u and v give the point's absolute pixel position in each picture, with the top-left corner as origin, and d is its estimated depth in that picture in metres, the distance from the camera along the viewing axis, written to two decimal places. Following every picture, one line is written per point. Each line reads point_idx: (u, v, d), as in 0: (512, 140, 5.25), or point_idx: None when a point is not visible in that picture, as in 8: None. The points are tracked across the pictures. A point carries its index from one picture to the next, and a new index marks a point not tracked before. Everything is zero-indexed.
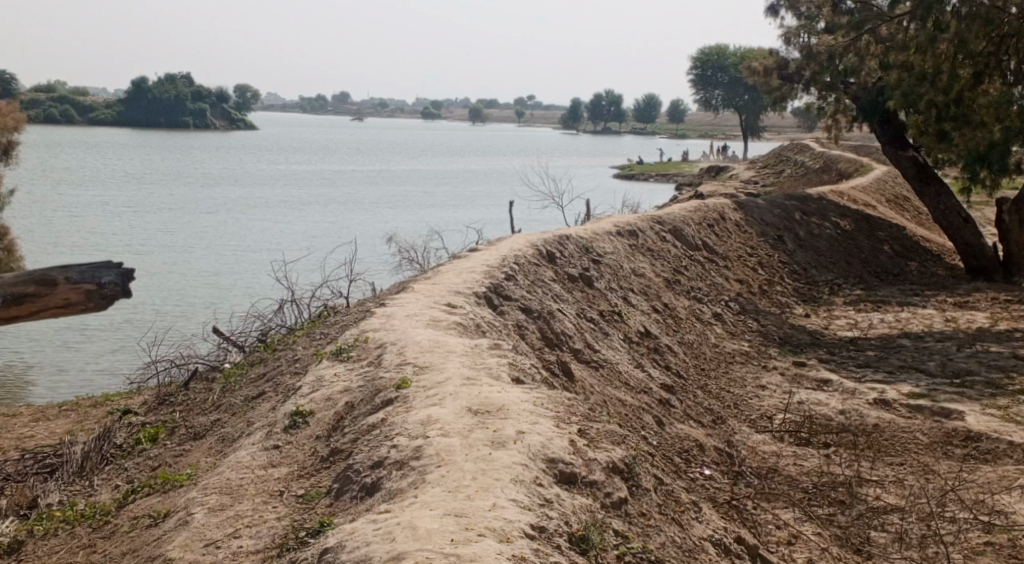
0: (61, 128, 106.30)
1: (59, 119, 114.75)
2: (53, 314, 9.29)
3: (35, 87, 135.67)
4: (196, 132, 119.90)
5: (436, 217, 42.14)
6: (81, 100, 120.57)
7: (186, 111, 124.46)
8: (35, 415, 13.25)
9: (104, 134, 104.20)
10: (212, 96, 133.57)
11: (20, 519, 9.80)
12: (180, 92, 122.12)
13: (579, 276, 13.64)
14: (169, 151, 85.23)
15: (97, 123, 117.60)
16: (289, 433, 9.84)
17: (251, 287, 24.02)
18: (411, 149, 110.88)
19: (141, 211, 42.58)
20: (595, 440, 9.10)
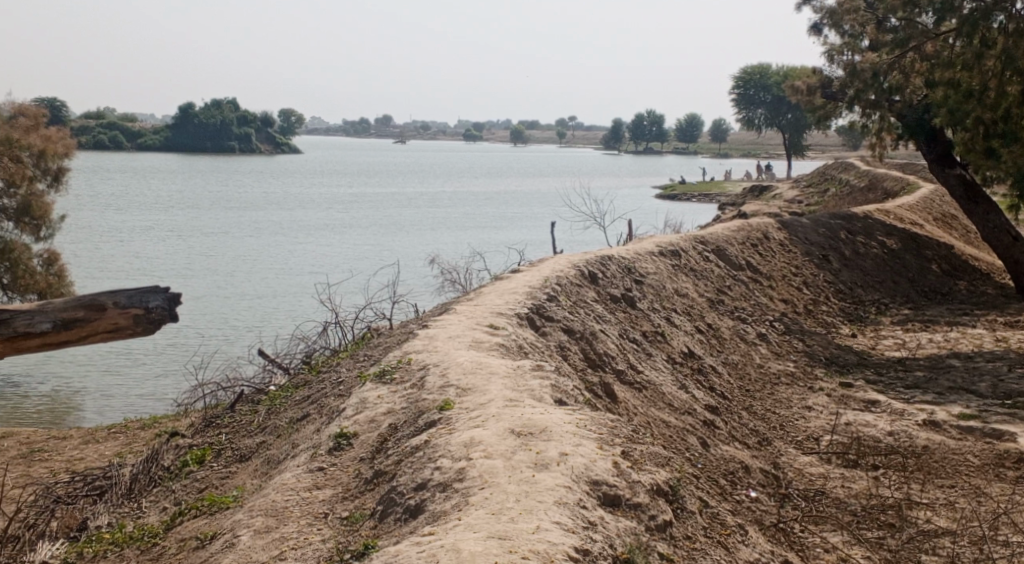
0: (112, 154, 108.58)
1: (109, 144, 117.15)
2: (101, 340, 9.29)
3: (87, 114, 138.81)
4: (242, 155, 121.64)
5: (479, 238, 42.24)
6: (131, 126, 122.92)
7: (233, 135, 126.28)
8: (85, 438, 13.45)
9: (152, 159, 106.03)
10: (259, 120, 135.54)
11: (69, 542, 9.93)
12: (226, 117, 123.94)
13: (621, 296, 13.61)
14: (215, 175, 86.53)
15: (146, 148, 119.74)
16: (333, 455, 9.89)
17: (295, 310, 24.21)
18: (454, 171, 111.40)
19: (186, 235, 43.19)
20: (639, 462, 9.04)
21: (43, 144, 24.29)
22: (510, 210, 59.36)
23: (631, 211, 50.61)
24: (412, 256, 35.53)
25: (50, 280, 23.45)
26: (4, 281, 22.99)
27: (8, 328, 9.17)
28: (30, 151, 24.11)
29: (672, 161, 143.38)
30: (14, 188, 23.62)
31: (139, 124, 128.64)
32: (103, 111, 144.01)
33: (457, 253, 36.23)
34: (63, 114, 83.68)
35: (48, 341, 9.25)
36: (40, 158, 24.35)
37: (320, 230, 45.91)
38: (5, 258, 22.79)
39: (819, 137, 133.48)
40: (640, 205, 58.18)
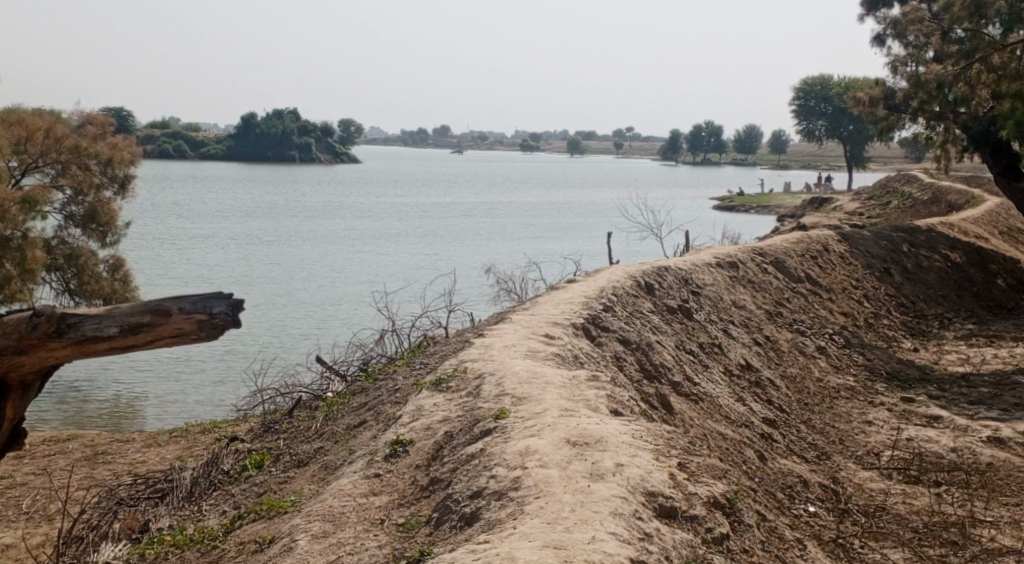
0: (176, 164, 111.06)
1: (174, 154, 119.75)
2: (165, 345, 8.64)
3: (152, 124, 141.99)
4: (298, 165, 123.29)
5: (533, 249, 42.22)
6: (192, 136, 125.36)
7: (294, 146, 128.21)
8: (148, 441, 13.69)
9: (214, 168, 108.01)
10: (317, 131, 137.38)
11: (132, 543, 10.11)
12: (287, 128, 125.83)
13: (678, 307, 13.56)
14: (276, 185, 87.87)
15: (209, 158, 122.09)
16: (389, 461, 9.97)
17: (352, 318, 24.44)
18: (509, 181, 111.87)
19: (246, 243, 43.87)
20: (695, 474, 8.99)
21: (110, 152, 24.71)
22: (565, 221, 59.25)
23: (687, 223, 50.18)
24: (467, 266, 35.63)
25: (116, 286, 23.89)
26: (72, 287, 23.51)
27: (76, 332, 8.73)
28: (96, 159, 24.59)
29: (726, 174, 142.09)
30: (82, 195, 24.30)
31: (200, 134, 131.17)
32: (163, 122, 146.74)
33: (511, 264, 36.25)
34: (128, 124, 85.39)
35: (117, 343, 8.69)
36: (106, 166, 24.81)
37: (376, 240, 46.24)
38: (72, 264, 23.28)
39: (882, 151, 131.08)
40: (696, 217, 57.74)
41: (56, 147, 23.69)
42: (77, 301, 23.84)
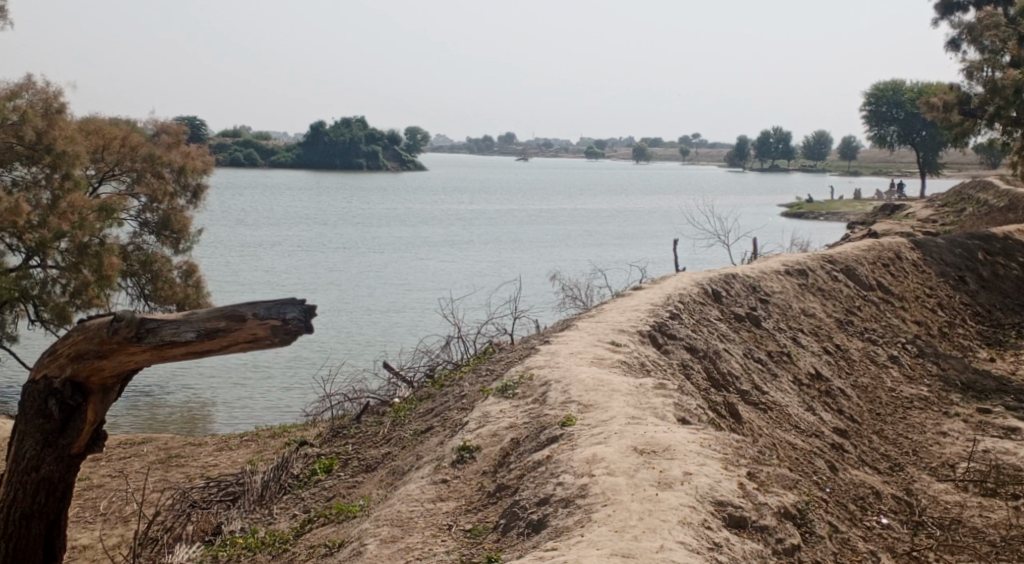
0: (243, 172, 113.20)
1: (241, 162, 122.10)
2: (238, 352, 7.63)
3: (220, 132, 144.92)
4: (359, 172, 124.65)
5: (597, 257, 42.12)
6: (258, 144, 127.59)
7: (360, 153, 129.82)
8: (219, 445, 13.92)
9: (280, 176, 109.79)
10: (382, 138, 138.99)
11: (205, 545, 10.27)
12: (354, 136, 127.44)
13: (746, 315, 13.48)
14: (341, 193, 88.99)
15: (276, 166, 124.21)
16: (456, 467, 10.04)
17: (417, 325, 24.60)
18: (572, 188, 111.88)
19: (312, 250, 44.44)
20: (765, 484, 8.88)
21: (183, 161, 25.18)
22: (628, 229, 59.02)
23: (753, 231, 49.66)
24: (530, 274, 35.65)
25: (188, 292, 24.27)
26: (146, 292, 23.94)
27: (154, 336, 7.76)
28: (170, 167, 25.07)
29: (791, 180, 140.18)
30: (156, 203, 24.79)
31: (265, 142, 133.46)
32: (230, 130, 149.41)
33: (575, 271, 36.19)
34: (199, 132, 87.20)
35: (194, 350, 7.72)
36: (179, 174, 25.29)
37: (440, 247, 46.54)
38: (147, 270, 23.81)
39: (954, 157, 128.56)
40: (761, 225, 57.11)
41: (131, 156, 24.23)
42: (151, 306, 24.27)
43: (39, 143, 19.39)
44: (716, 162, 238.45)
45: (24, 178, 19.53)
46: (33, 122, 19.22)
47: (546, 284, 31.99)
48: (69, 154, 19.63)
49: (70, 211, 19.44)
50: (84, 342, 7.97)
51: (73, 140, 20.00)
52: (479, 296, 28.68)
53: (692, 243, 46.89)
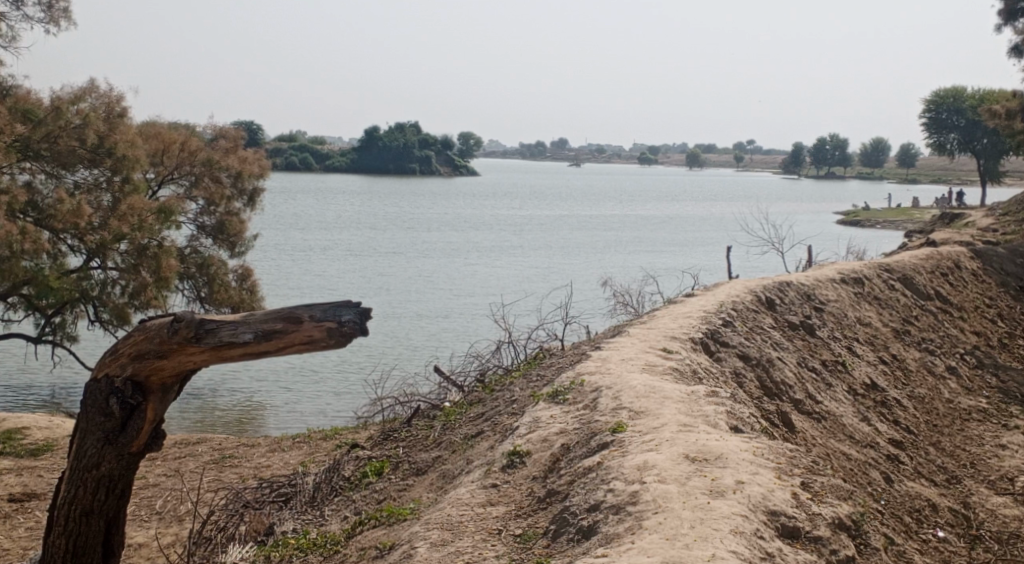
0: (297, 176, 114.71)
1: (297, 166, 123.77)
2: (296, 355, 7.59)
3: (277, 136, 147.15)
4: (411, 177, 125.59)
5: (649, 263, 41.99)
6: (312, 148, 129.24)
7: (412, 157, 130.85)
8: (272, 446, 14.08)
9: (334, 180, 111.08)
10: (434, 144, 140.06)
11: (258, 545, 10.35)
12: (407, 140, 128.46)
13: (800, 323, 13.36)
14: (394, 197, 89.72)
15: (332, 170, 125.64)
16: (506, 472, 10.06)
17: (467, 330, 24.68)
18: (624, 194, 111.66)
19: (367, 254, 44.85)
20: (819, 494, 8.76)
21: (240, 166, 25.45)
22: (681, 235, 58.69)
23: (808, 239, 49.17)
24: (581, 280, 35.62)
25: (244, 295, 24.55)
26: (203, 293, 24.19)
27: (212, 338, 7.77)
28: (227, 172, 25.35)
29: (848, 187, 138.43)
30: (213, 206, 25.14)
31: (319, 147, 135.10)
32: (296, 136, 152.05)
33: (627, 279, 36.08)
34: (257, 138, 88.48)
35: (251, 352, 7.69)
36: (236, 179, 25.52)
37: (492, 252, 46.64)
38: (204, 272, 24.02)
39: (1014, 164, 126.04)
40: (817, 232, 56.47)
41: (190, 160, 24.84)
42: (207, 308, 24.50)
43: (100, 146, 19.75)
44: (768, 169, 236.17)
45: (86, 180, 19.89)
46: (95, 125, 19.58)
47: (598, 290, 31.95)
48: (129, 158, 20.04)
49: (130, 213, 19.68)
50: (144, 343, 8.03)
51: (134, 144, 20.38)
52: (530, 302, 28.72)
53: (746, 250, 46.52)
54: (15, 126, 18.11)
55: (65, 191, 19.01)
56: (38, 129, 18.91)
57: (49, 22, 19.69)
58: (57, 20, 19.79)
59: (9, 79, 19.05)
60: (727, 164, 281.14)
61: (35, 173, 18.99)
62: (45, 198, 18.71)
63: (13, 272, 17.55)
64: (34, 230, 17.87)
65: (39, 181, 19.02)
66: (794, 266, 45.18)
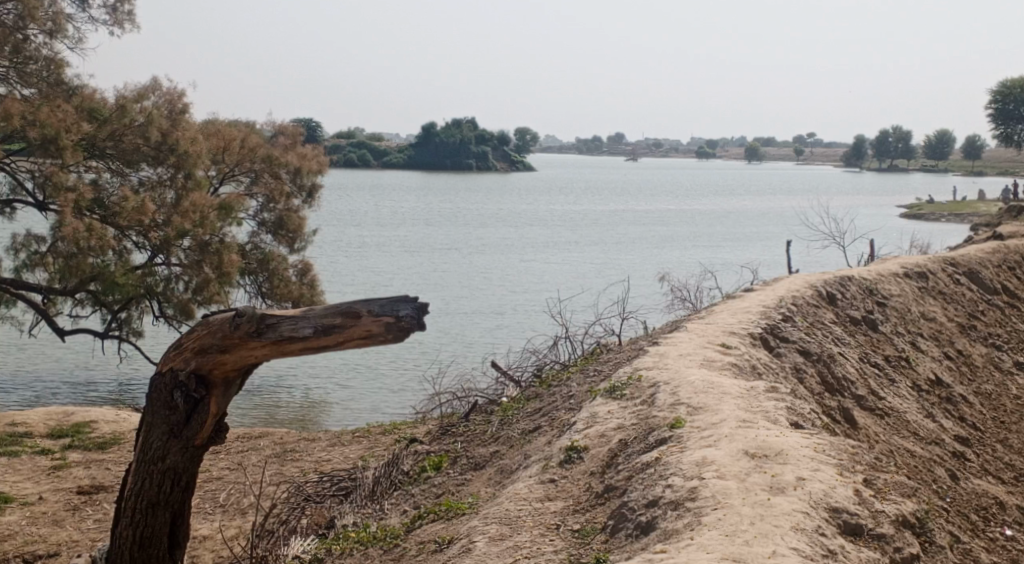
0: (354, 174, 115.89)
1: (356, 162, 125.06)
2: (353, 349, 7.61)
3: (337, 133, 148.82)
4: (466, 173, 126.12)
5: (707, 257, 41.68)
6: (370, 146, 130.44)
7: (469, 154, 131.48)
8: (332, 440, 14.23)
9: (392, 176, 111.88)
10: (491, 140, 140.54)
11: (319, 538, 10.47)
12: (464, 136, 129.03)
13: (862, 318, 13.18)
14: (450, 193, 90.17)
15: (389, 167, 126.63)
16: (564, 467, 10.06)
17: (523, 327, 24.69)
18: (681, 189, 111.00)
19: (425, 250, 45.14)
20: (882, 491, 8.59)
21: (299, 162, 25.81)
22: (740, 230, 58.18)
23: (870, 233, 48.45)
24: (639, 275, 35.45)
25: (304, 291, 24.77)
26: (264, 289, 24.47)
27: (273, 332, 7.86)
28: (286, 168, 25.75)
29: (913, 179, 135.97)
30: (273, 203, 25.43)
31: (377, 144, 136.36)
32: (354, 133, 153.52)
33: (684, 274, 35.88)
34: (315, 135, 89.54)
35: (311, 347, 7.74)
36: (295, 175, 25.88)
37: (548, 248, 46.67)
38: (264, 268, 24.35)
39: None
40: (879, 227, 55.54)
41: (251, 157, 25.21)
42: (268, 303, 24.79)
43: (163, 144, 20.14)
44: (827, 163, 232.63)
45: (150, 178, 20.28)
46: (157, 122, 19.96)
47: (656, 285, 31.80)
48: (191, 155, 20.44)
49: (192, 210, 20.11)
50: (207, 338, 8.15)
51: (195, 142, 20.73)
52: (586, 299, 28.65)
53: (807, 244, 46.00)
54: (81, 125, 18.53)
55: (129, 189, 19.38)
56: (103, 127, 19.32)
57: (113, 24, 20.07)
58: (121, 22, 20.17)
59: (74, 78, 19.42)
60: (784, 159, 277.29)
61: (101, 171, 19.42)
62: (110, 196, 19.08)
63: (80, 269, 17.92)
64: (100, 227, 18.26)
65: (104, 179, 19.41)
66: (856, 261, 44.54)
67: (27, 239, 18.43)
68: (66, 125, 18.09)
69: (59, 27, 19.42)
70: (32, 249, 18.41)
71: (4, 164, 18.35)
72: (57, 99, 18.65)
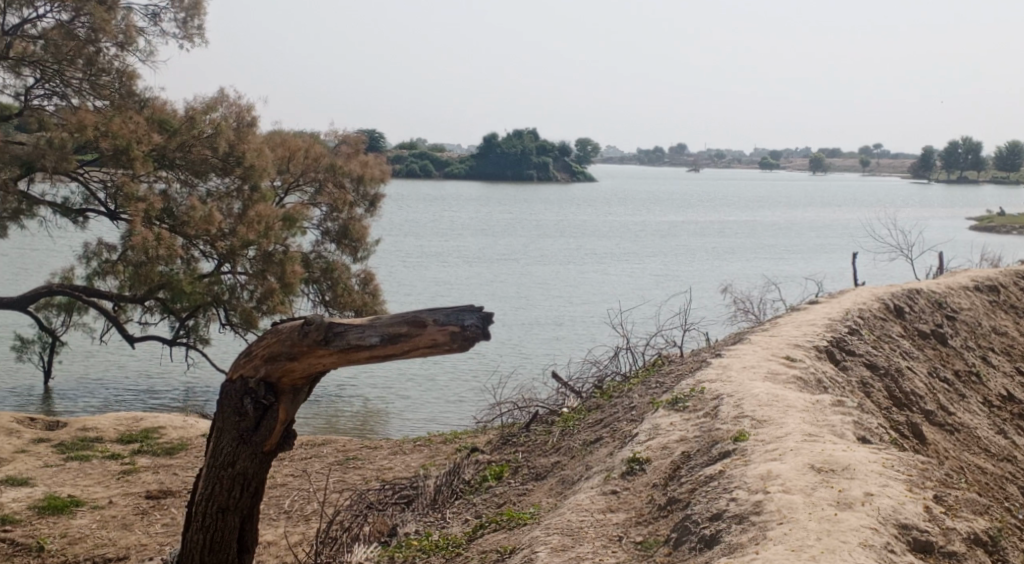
0: (414, 184, 116.81)
1: (417, 172, 126.14)
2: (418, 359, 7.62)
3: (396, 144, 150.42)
4: (523, 184, 126.46)
5: (771, 270, 41.33)
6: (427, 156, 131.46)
7: (528, 164, 131.99)
8: (394, 449, 14.33)
9: (451, 187, 112.73)
10: (552, 151, 140.93)
11: (382, 546, 10.46)
12: (526, 146, 129.39)
13: (931, 332, 13.01)
14: (510, 204, 90.49)
15: (450, 177, 127.48)
16: (626, 479, 10.02)
17: (582, 339, 24.67)
18: (740, 200, 110.29)
19: (486, 260, 45.33)
20: (953, 508, 8.42)
21: (362, 171, 26.02)
22: (806, 242, 57.59)
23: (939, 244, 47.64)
24: (701, 288, 35.27)
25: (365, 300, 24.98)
26: (326, 298, 24.72)
27: (341, 340, 7.90)
28: (349, 177, 25.99)
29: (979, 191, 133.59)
30: (336, 212, 25.67)
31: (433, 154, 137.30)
32: (411, 143, 155.04)
33: (748, 286, 35.62)
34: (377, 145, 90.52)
35: (377, 355, 7.76)
36: (358, 184, 26.08)
37: (609, 259, 46.65)
38: (327, 277, 24.60)
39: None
40: (950, 239, 54.61)
41: (314, 167, 25.53)
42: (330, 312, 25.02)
43: (230, 155, 20.43)
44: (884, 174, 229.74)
45: (218, 188, 20.62)
46: (226, 134, 20.20)
47: (719, 297, 31.59)
48: (257, 168, 20.61)
49: (257, 221, 20.35)
50: (277, 345, 8.24)
51: (261, 153, 20.98)
52: (646, 310, 28.57)
53: (873, 257, 45.41)
54: (153, 136, 18.94)
55: (197, 199, 19.75)
56: (174, 138, 19.72)
57: (183, 38, 20.42)
58: (192, 36, 20.52)
59: (145, 90, 19.80)
60: (844, 168, 273.81)
61: (171, 181, 19.84)
62: (179, 206, 19.50)
63: (148, 277, 18.30)
64: (170, 237, 18.63)
65: (173, 190, 19.79)
66: (925, 273, 43.79)
67: (99, 248, 18.85)
68: (138, 135, 18.44)
69: (131, 39, 19.78)
70: (103, 257, 18.81)
71: (77, 173, 18.64)
72: (128, 111, 19.02)
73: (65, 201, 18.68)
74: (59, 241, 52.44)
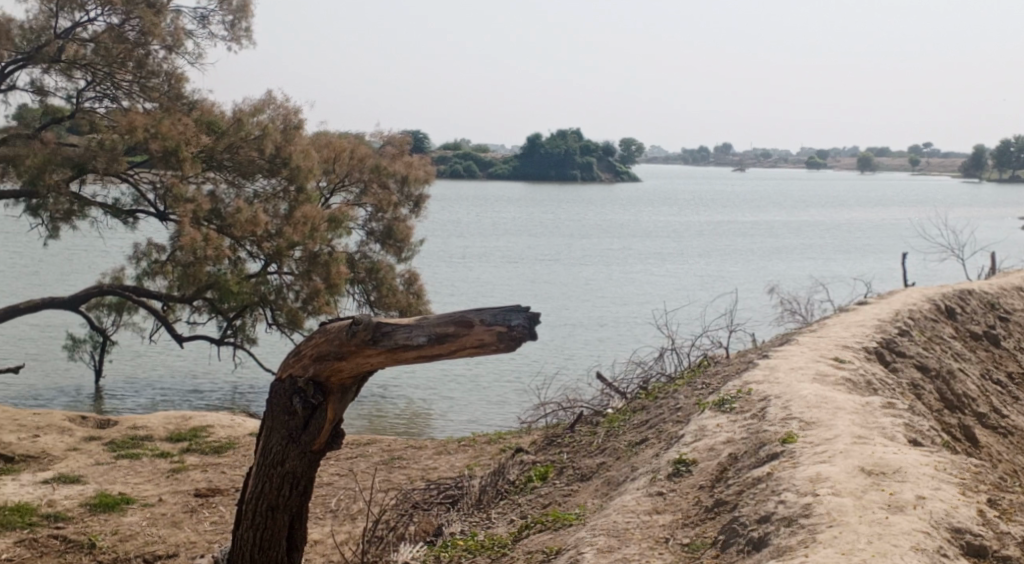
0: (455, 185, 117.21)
1: (459, 173, 126.59)
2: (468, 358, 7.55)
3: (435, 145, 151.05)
4: (563, 186, 126.44)
5: (818, 271, 41.00)
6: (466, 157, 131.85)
7: (570, 165, 132.00)
8: (438, 449, 14.36)
9: (492, 188, 113.02)
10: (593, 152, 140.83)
11: (428, 546, 10.37)
12: (569, 146, 129.35)
13: (983, 333, 12.92)
14: (552, 204, 90.53)
15: (494, 178, 127.77)
16: (672, 480, 9.94)
17: (625, 340, 24.63)
18: (782, 201, 109.49)
19: (529, 261, 45.37)
20: (1008, 512, 8.25)
21: (406, 171, 26.12)
22: (855, 243, 57.11)
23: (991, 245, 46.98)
24: (746, 289, 35.07)
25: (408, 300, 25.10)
26: (371, 298, 24.87)
27: (388, 340, 7.87)
28: (393, 177, 26.15)
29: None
30: (381, 213, 25.79)
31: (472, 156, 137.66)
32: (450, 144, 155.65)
33: (794, 286, 35.37)
34: None
35: (425, 355, 7.71)
36: (402, 185, 26.22)
37: (653, 260, 46.52)
38: (373, 277, 24.74)
39: None
40: (1002, 240, 53.84)
41: (359, 168, 25.69)
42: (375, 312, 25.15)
43: (276, 157, 20.59)
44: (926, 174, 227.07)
45: (265, 189, 20.76)
46: (272, 136, 20.38)
47: (765, 298, 31.39)
48: (303, 169, 20.67)
49: (303, 222, 20.40)
50: (326, 345, 8.28)
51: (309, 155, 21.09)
52: (691, 311, 28.50)
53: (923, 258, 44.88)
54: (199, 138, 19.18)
55: (244, 201, 19.94)
56: (221, 140, 19.96)
57: (231, 41, 20.62)
58: (240, 39, 20.72)
59: (193, 93, 20.01)
60: (885, 169, 271.00)
61: (217, 183, 20.13)
62: (226, 207, 19.73)
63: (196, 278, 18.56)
64: (217, 239, 18.85)
65: (221, 190, 20.06)
66: (975, 274, 43.20)
67: (149, 249, 19.12)
68: (186, 137, 18.61)
69: (179, 42, 19.98)
70: (153, 258, 19.08)
71: (128, 175, 18.87)
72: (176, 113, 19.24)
73: (116, 202, 19.00)
74: (110, 241, 53.28)
